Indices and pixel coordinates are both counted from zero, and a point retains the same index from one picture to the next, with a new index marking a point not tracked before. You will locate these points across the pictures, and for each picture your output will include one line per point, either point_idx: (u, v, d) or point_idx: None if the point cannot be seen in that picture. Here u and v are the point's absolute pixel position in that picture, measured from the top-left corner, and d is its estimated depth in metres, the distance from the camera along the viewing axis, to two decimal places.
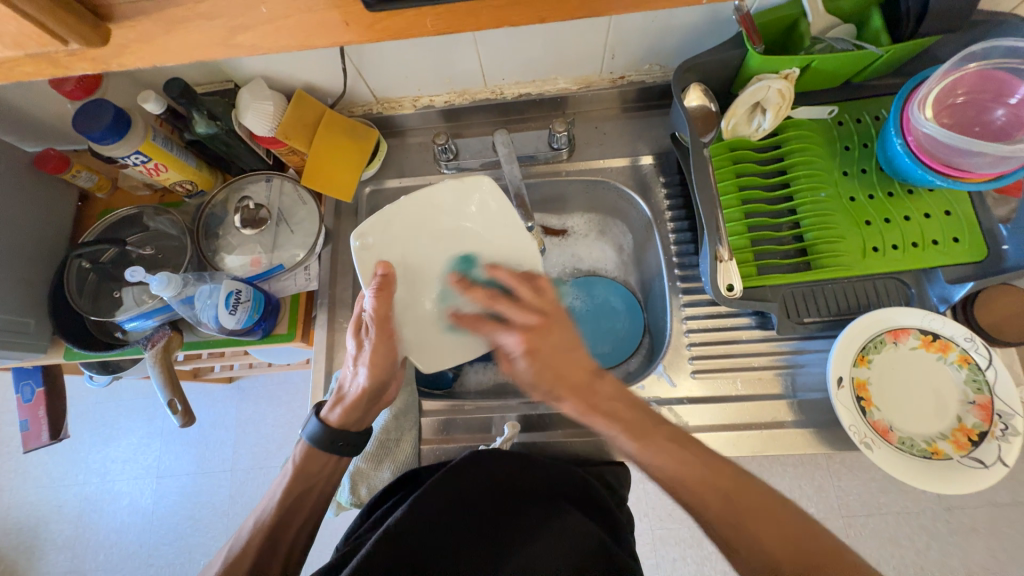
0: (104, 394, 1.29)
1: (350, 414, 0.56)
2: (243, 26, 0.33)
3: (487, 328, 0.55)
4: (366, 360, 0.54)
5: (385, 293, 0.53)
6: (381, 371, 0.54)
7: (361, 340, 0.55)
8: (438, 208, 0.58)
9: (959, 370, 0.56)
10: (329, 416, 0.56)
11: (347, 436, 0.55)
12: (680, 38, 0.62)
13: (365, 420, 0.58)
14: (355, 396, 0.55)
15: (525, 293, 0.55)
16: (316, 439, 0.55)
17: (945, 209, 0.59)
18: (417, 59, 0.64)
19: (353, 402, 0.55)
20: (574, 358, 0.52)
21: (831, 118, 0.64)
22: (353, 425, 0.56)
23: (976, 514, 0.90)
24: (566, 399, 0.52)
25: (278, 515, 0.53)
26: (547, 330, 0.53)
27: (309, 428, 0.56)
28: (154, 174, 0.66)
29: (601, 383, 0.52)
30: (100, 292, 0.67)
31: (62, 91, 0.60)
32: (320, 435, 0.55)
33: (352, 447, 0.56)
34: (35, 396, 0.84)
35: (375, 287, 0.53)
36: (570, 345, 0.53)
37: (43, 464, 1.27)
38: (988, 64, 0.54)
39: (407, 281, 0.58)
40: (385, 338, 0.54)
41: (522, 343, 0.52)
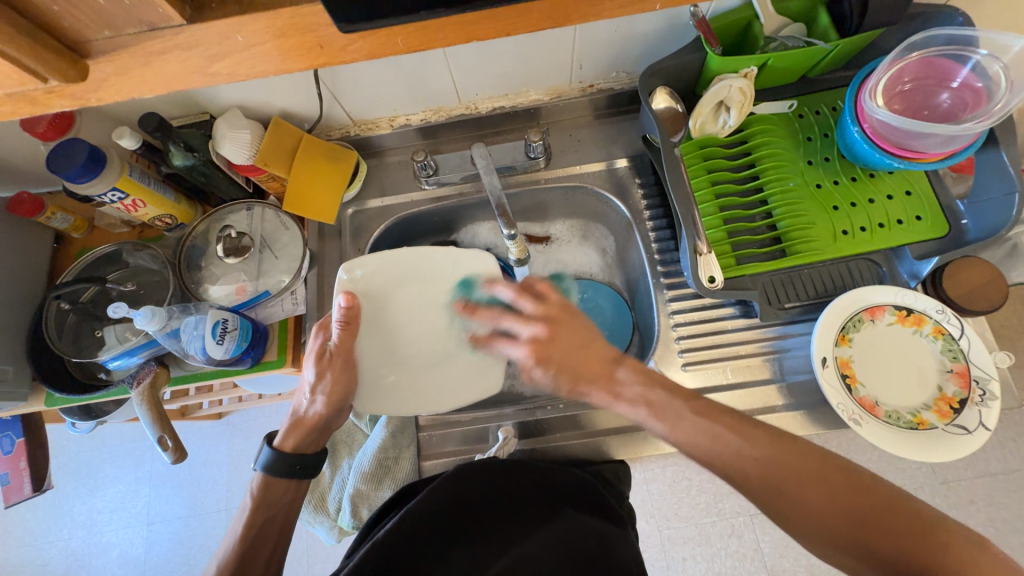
0: (87, 442, 1.25)
1: (305, 437, 0.56)
2: (220, 55, 0.34)
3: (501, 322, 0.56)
4: (324, 387, 0.55)
5: (350, 329, 0.55)
6: (341, 395, 0.55)
7: (322, 368, 0.55)
8: (415, 265, 0.61)
9: (935, 342, 0.59)
10: (283, 443, 0.55)
11: (304, 460, 0.55)
12: (643, 45, 0.65)
13: (321, 442, 0.58)
14: (312, 423, 0.55)
15: (540, 290, 0.55)
16: (272, 468, 0.54)
17: (906, 190, 0.63)
18: (392, 80, 0.66)
19: (308, 426, 0.56)
20: (589, 354, 0.52)
21: (791, 111, 0.67)
22: (307, 448, 0.56)
23: (970, 486, 0.92)
24: (590, 391, 0.51)
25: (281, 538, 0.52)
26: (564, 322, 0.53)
27: (262, 458, 0.55)
28: (132, 211, 0.66)
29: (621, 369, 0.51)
30: (81, 333, 0.65)
31: (34, 133, 0.60)
32: (276, 463, 0.54)
33: (310, 468, 0.56)
34: (15, 447, 0.81)
35: (341, 322, 0.54)
36: (582, 345, 0.52)
37: (24, 521, 1.21)
38: (930, 53, 0.58)
39: (370, 323, 0.59)
40: (346, 368, 0.55)
41: (532, 356, 0.52)
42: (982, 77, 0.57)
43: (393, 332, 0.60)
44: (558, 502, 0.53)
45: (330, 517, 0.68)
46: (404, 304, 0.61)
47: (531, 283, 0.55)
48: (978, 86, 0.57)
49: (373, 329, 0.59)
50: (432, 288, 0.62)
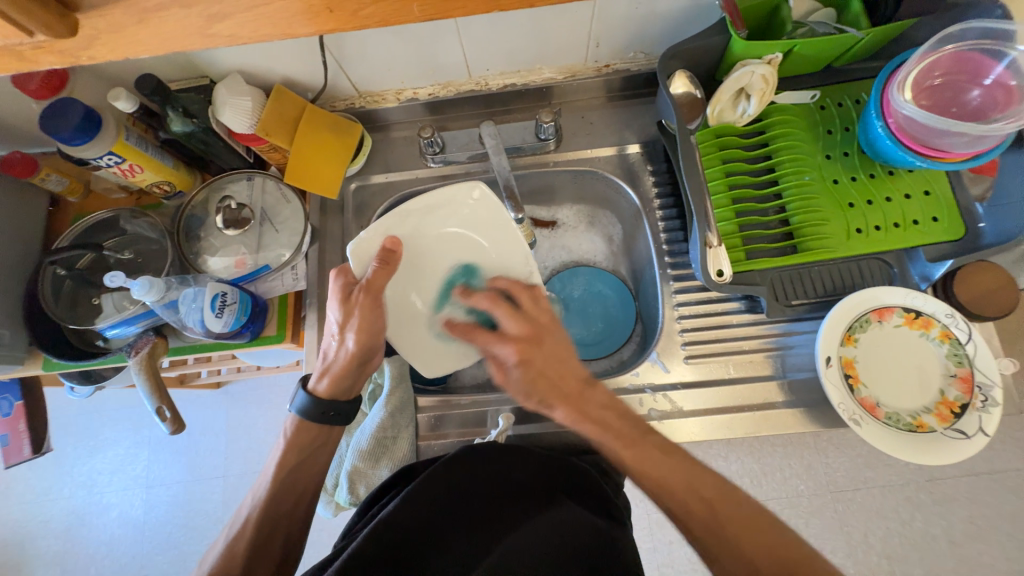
0: (86, 405, 1.26)
1: (337, 384, 0.55)
2: (220, 15, 0.32)
3: (477, 336, 0.55)
4: (353, 327, 0.53)
5: (386, 268, 0.54)
6: (368, 338, 0.54)
7: (348, 308, 0.54)
8: (498, 229, 0.60)
9: (940, 345, 0.58)
10: (316, 388, 0.56)
11: (337, 407, 0.56)
12: (665, 24, 0.62)
13: (354, 390, 0.57)
14: (341, 365, 0.55)
15: (521, 300, 0.56)
16: (307, 413, 0.55)
17: (925, 189, 0.61)
18: (401, 50, 0.63)
19: (339, 371, 0.55)
20: (565, 367, 0.53)
21: (813, 102, 0.65)
22: (341, 395, 0.56)
23: (956, 484, 0.93)
24: (557, 407, 0.52)
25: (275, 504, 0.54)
26: (541, 345, 0.53)
27: (297, 402, 0.55)
28: (129, 176, 0.64)
29: (593, 393, 0.53)
30: (78, 300, 0.65)
31: (26, 90, 0.57)
32: (310, 408, 0.55)
33: (343, 415, 0.57)
34: (13, 409, 0.81)
35: (380, 259, 0.55)
36: (560, 358, 0.53)
37: (25, 479, 1.23)
38: (965, 46, 0.55)
39: (437, 212, 0.60)
40: (376, 308, 0.54)
41: (516, 354, 0.53)
42: (1017, 75, 0.54)
43: (431, 239, 0.61)
44: (554, 491, 0.53)
45: (327, 492, 0.69)
46: (459, 241, 0.61)
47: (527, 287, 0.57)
48: (1011, 85, 0.55)
49: (421, 216, 0.60)
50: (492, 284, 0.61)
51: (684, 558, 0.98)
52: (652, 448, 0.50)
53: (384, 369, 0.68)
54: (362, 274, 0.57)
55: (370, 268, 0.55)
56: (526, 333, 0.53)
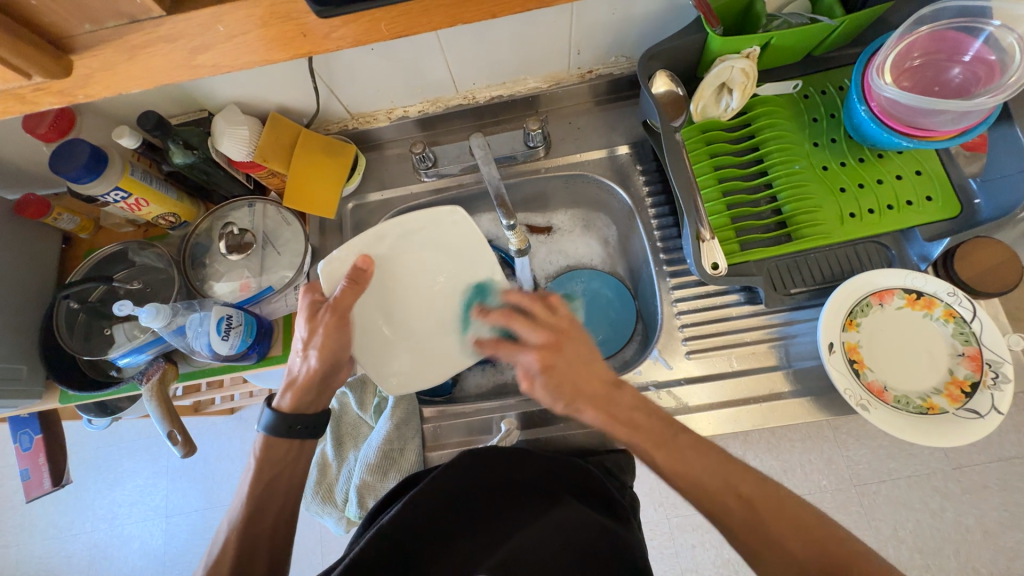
0: (106, 437, 1.28)
1: (302, 398, 0.57)
2: (203, 46, 0.33)
3: (504, 350, 0.56)
4: (318, 344, 0.55)
5: (355, 288, 0.56)
6: (332, 354, 0.56)
7: (314, 325, 0.55)
8: (467, 253, 0.62)
9: (945, 325, 0.57)
10: (281, 403, 0.57)
11: (304, 420, 0.57)
12: (642, 27, 0.64)
13: (319, 402, 0.59)
14: (305, 381, 0.56)
15: (553, 302, 0.56)
16: (274, 428, 0.56)
17: (916, 169, 0.61)
18: (388, 71, 0.65)
19: (304, 385, 0.57)
20: (590, 370, 0.53)
21: (797, 91, 0.65)
22: (306, 408, 0.58)
23: (984, 471, 0.90)
24: (585, 408, 0.53)
25: None
26: (565, 348, 0.54)
27: (264, 419, 0.57)
28: (136, 210, 0.66)
29: (621, 394, 0.53)
30: (91, 331, 0.67)
31: (36, 135, 0.60)
32: (276, 423, 0.56)
33: (310, 428, 0.58)
34: (33, 444, 0.83)
35: (348, 279, 0.56)
36: (584, 361, 0.54)
37: (48, 514, 1.25)
38: (941, 25, 0.55)
39: (413, 235, 0.61)
40: (341, 326, 0.56)
41: (539, 362, 0.53)
42: (995, 49, 0.54)
43: (405, 263, 0.61)
44: (559, 491, 0.53)
45: (337, 508, 0.69)
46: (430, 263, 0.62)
47: (546, 293, 0.57)
48: (991, 59, 0.55)
49: (396, 240, 0.61)
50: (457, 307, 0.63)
51: (707, 562, 0.96)
52: (683, 446, 0.50)
53: None
54: (330, 292, 0.58)
55: (339, 287, 0.57)
56: (547, 340, 0.54)
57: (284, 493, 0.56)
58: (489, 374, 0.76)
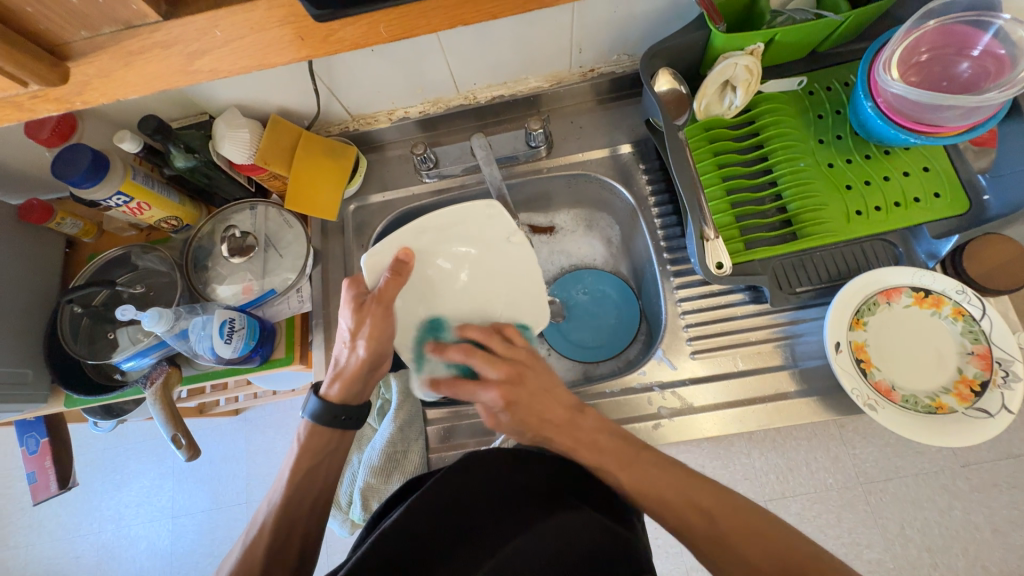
0: (111, 439, 1.28)
1: (349, 388, 0.56)
2: (200, 51, 0.33)
3: (461, 388, 0.56)
4: (365, 333, 0.54)
5: (398, 278, 0.55)
6: (378, 345, 0.55)
7: (361, 315, 0.55)
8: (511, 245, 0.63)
9: (954, 323, 0.57)
10: (328, 393, 0.57)
11: (349, 410, 0.56)
12: (645, 25, 0.63)
13: (364, 395, 0.58)
14: (352, 371, 0.56)
15: (508, 333, 0.60)
16: (319, 417, 0.56)
17: (923, 166, 0.60)
18: (388, 71, 0.65)
19: (349, 376, 0.56)
20: (553, 397, 0.57)
21: (801, 88, 0.65)
22: (352, 399, 0.57)
23: (993, 469, 0.89)
24: (549, 435, 0.56)
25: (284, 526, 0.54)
26: (522, 381, 0.56)
27: (309, 407, 0.56)
28: (138, 214, 0.66)
29: (584, 418, 0.57)
30: (95, 335, 0.67)
31: (38, 140, 0.60)
32: (322, 412, 0.56)
33: (354, 419, 0.57)
34: (39, 447, 0.83)
35: (391, 270, 0.55)
36: (546, 389, 0.57)
37: (56, 516, 1.26)
38: (949, 20, 0.55)
39: (454, 231, 0.62)
40: (388, 315, 0.55)
41: (501, 399, 0.55)
42: (1005, 43, 0.53)
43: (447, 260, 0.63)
44: (563, 494, 0.52)
45: (342, 510, 0.69)
46: (467, 258, 0.63)
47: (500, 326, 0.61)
48: (1001, 53, 0.54)
49: (436, 234, 0.62)
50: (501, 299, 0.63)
51: None
52: (647, 464, 0.54)
53: (391, 383, 0.68)
54: (374, 284, 0.58)
55: (382, 278, 0.56)
56: (506, 375, 0.56)
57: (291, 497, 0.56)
58: None
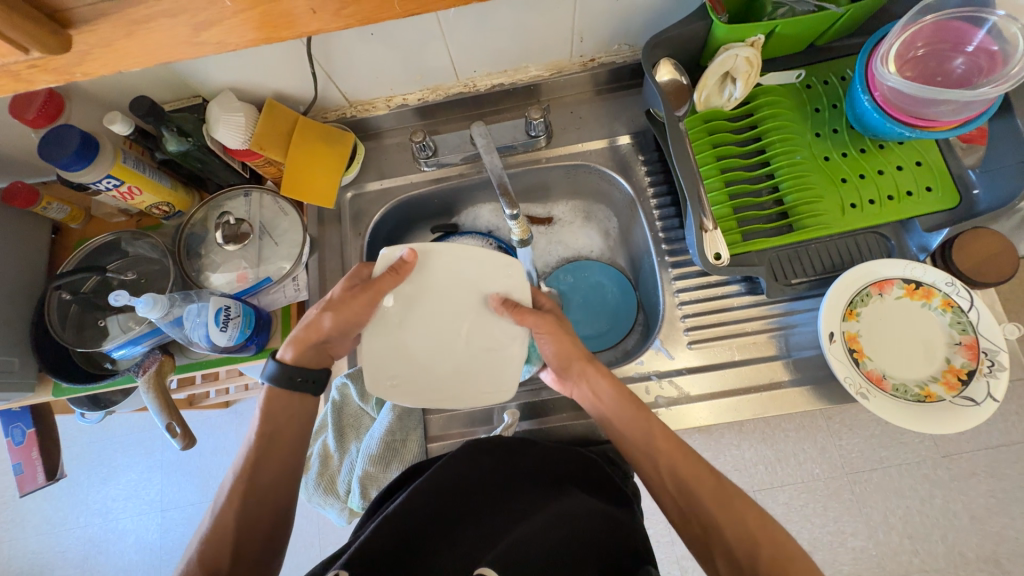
0: (99, 432, 1.26)
1: (307, 355, 0.58)
2: (206, 22, 0.33)
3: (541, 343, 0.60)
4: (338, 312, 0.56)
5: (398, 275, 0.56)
6: (347, 322, 0.56)
7: (343, 296, 0.56)
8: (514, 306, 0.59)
9: (943, 314, 0.58)
10: (285, 355, 0.57)
11: (305, 374, 0.57)
12: (646, 15, 0.63)
13: (320, 361, 0.59)
14: (312, 342, 0.57)
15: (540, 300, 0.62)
16: (275, 378, 0.56)
17: (916, 160, 0.61)
18: (388, 56, 0.64)
19: (311, 343, 0.57)
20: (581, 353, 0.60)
21: (799, 81, 0.65)
22: (308, 363, 0.58)
23: (973, 458, 0.92)
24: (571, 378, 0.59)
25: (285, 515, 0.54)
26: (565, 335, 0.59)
27: (266, 369, 0.57)
28: (129, 198, 0.65)
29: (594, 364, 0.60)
30: (84, 323, 0.65)
31: (24, 120, 0.59)
32: (279, 373, 0.56)
33: (311, 384, 0.57)
34: (26, 437, 0.81)
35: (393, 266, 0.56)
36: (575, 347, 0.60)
37: (40, 510, 1.23)
38: (944, 15, 0.55)
39: (469, 254, 0.58)
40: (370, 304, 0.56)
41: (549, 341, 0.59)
42: (998, 40, 0.54)
43: (450, 289, 0.59)
44: (562, 482, 0.53)
45: (340, 499, 0.69)
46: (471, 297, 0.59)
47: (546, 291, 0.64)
48: (994, 49, 0.55)
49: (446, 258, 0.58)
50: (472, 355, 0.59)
51: None
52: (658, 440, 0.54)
53: None
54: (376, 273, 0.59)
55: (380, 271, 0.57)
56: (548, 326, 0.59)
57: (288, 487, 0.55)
58: None
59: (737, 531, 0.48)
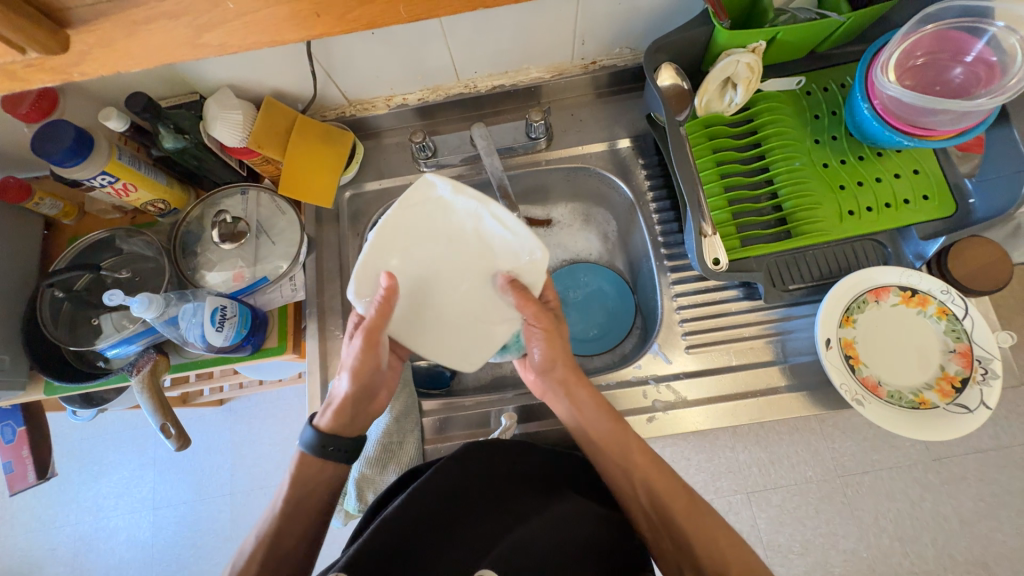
0: (90, 429, 1.25)
1: (341, 418, 0.55)
2: (209, 24, 0.32)
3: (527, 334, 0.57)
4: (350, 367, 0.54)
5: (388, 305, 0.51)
6: (362, 372, 0.54)
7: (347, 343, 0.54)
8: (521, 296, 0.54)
9: (939, 322, 0.58)
10: (320, 423, 0.56)
11: (338, 442, 0.54)
12: (649, 19, 0.63)
13: (355, 425, 0.57)
14: (342, 401, 0.55)
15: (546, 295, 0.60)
16: (309, 447, 0.54)
17: (914, 168, 0.62)
18: (389, 56, 0.63)
19: (342, 406, 0.55)
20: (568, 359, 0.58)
21: (799, 88, 0.66)
22: (343, 431, 0.56)
23: (962, 462, 0.94)
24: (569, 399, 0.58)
25: (280, 519, 0.53)
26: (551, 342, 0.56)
27: (303, 437, 0.55)
28: (123, 195, 0.64)
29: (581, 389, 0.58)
30: (77, 321, 0.64)
31: (17, 115, 0.58)
32: (312, 442, 0.54)
33: (345, 452, 0.55)
34: (16, 436, 0.80)
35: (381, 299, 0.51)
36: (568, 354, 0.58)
37: (30, 507, 1.22)
38: (944, 25, 0.56)
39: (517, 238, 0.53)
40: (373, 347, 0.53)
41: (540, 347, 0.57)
42: (997, 51, 0.55)
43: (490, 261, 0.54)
44: (559, 486, 0.53)
45: None
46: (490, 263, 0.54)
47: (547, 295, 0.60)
48: (993, 60, 0.55)
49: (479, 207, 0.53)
50: (450, 311, 0.55)
51: None
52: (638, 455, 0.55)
53: None
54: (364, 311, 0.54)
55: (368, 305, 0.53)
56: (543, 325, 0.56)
57: (284, 490, 0.54)
58: (487, 368, 0.75)
59: (708, 547, 0.50)
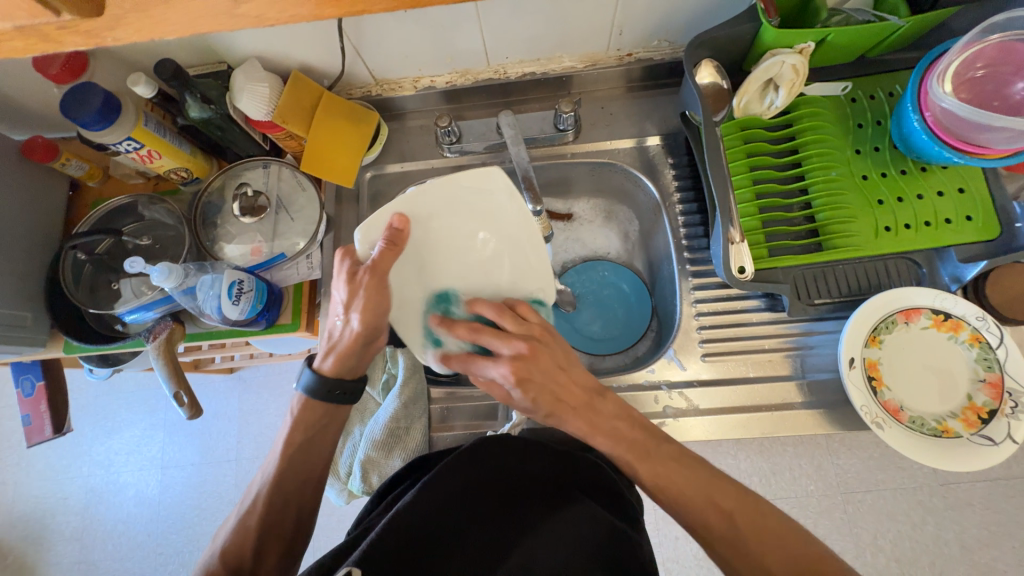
0: (105, 386, 1.28)
1: (343, 363, 0.53)
2: None
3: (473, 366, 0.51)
4: (358, 307, 0.50)
5: (394, 248, 0.51)
6: (377, 317, 0.51)
7: (353, 288, 0.51)
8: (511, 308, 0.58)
9: (970, 349, 0.56)
10: (323, 366, 0.54)
11: (343, 386, 0.54)
12: (692, 12, 0.60)
13: (358, 370, 0.55)
14: (347, 344, 0.52)
15: (521, 312, 0.53)
16: (313, 391, 0.54)
17: (959, 187, 0.59)
18: (420, 36, 0.62)
19: (345, 351, 0.52)
20: (568, 377, 0.50)
21: (845, 94, 0.63)
22: (346, 374, 0.54)
23: (970, 489, 0.92)
24: (567, 418, 0.50)
25: (286, 493, 0.54)
26: (535, 355, 0.49)
27: (304, 379, 0.54)
28: (147, 162, 0.64)
29: (603, 403, 0.51)
30: (97, 284, 0.65)
31: (47, 75, 0.58)
32: (316, 386, 0.54)
33: (349, 394, 0.55)
34: (35, 390, 0.82)
35: (387, 239, 0.51)
36: (559, 366, 0.50)
37: (45, 457, 1.26)
38: (1010, 36, 0.53)
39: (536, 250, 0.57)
40: (380, 288, 0.51)
41: (511, 375, 0.49)
42: None
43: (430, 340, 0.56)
44: (567, 488, 0.53)
45: (340, 479, 0.70)
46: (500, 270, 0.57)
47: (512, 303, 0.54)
48: None
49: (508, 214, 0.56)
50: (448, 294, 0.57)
51: (690, 553, 0.98)
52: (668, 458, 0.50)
53: (398, 359, 0.69)
54: (366, 255, 0.54)
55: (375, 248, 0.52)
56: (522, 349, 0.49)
57: (290, 467, 0.55)
58: None
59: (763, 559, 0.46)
